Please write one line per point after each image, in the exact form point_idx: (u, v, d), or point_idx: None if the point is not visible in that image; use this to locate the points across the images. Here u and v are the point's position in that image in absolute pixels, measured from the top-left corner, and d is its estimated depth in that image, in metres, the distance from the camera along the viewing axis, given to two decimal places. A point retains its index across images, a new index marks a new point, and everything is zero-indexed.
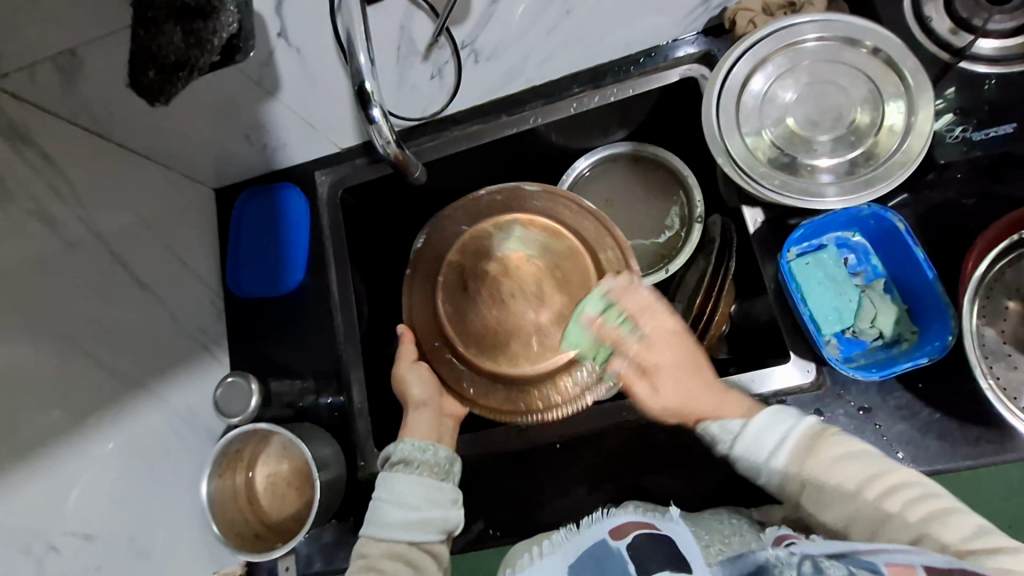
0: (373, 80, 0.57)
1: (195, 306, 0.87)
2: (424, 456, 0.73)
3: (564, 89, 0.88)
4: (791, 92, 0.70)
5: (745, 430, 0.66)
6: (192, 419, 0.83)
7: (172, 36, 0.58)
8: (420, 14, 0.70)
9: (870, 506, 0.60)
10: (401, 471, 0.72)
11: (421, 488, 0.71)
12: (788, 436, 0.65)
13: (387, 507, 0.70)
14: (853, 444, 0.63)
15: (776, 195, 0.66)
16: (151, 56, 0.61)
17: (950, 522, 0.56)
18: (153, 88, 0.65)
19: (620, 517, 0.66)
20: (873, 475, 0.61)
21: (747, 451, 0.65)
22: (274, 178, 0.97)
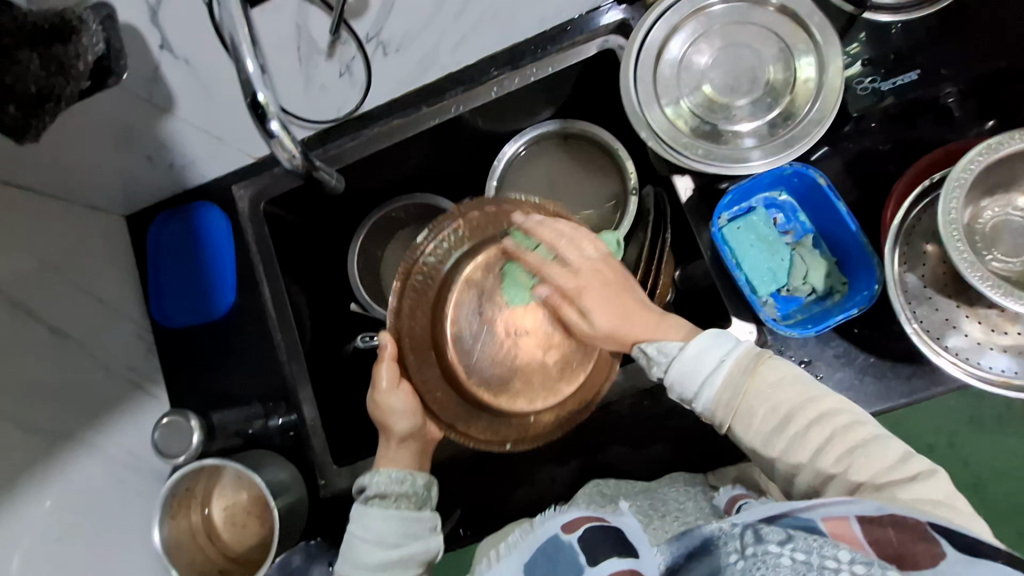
0: (266, 89, 0.53)
1: (120, 344, 0.82)
2: (402, 488, 0.70)
3: (482, 74, 0.85)
4: (706, 59, 0.69)
5: (682, 352, 0.63)
6: (134, 463, 0.78)
7: (29, 64, 0.50)
8: (314, 9, 0.65)
9: (796, 442, 0.60)
10: (374, 507, 0.69)
11: (400, 522, 0.68)
12: (725, 362, 0.61)
13: (363, 546, 0.67)
14: (786, 372, 0.62)
15: (701, 165, 0.66)
16: (7, 90, 0.50)
17: (863, 449, 0.59)
18: (16, 126, 0.52)
19: (571, 512, 0.63)
20: (807, 402, 0.61)
21: (686, 371, 0.61)
22: (188, 197, 0.90)
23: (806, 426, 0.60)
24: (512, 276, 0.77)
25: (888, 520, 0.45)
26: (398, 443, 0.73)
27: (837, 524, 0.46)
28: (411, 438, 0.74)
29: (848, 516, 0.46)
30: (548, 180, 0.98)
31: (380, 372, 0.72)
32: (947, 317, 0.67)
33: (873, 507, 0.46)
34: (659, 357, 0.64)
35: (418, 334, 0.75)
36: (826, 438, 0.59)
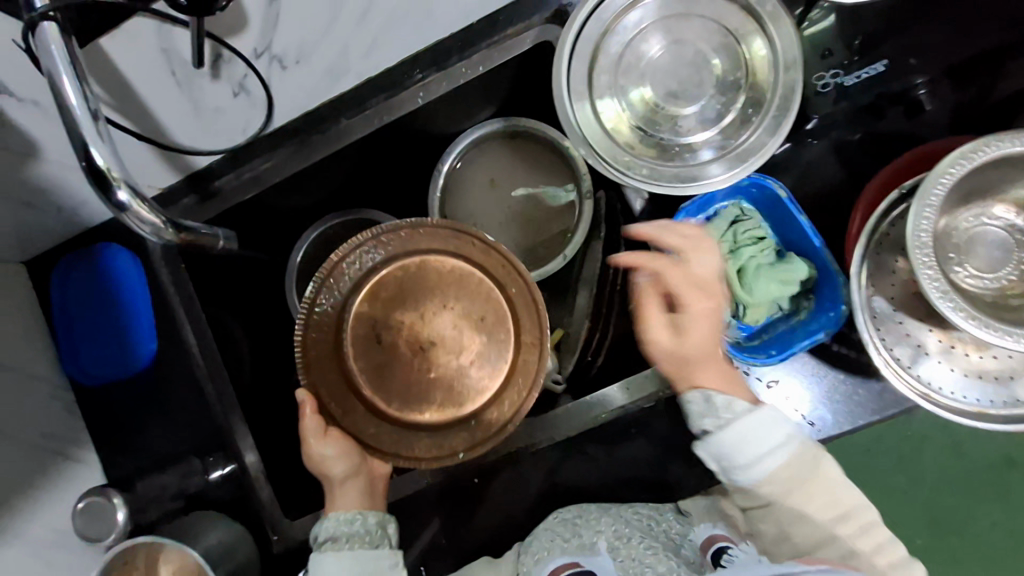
0: (105, 147, 0.44)
1: (34, 412, 0.74)
2: (351, 528, 0.66)
3: (406, 77, 0.75)
4: (647, 58, 0.62)
5: (713, 403, 0.61)
6: (64, 540, 0.72)
7: None
8: (177, 31, 0.55)
9: (805, 502, 0.61)
10: (330, 553, 0.65)
11: (355, 564, 0.64)
12: (785, 445, 0.60)
13: None
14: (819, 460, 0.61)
15: (649, 185, 0.61)
16: None
17: (846, 488, 0.62)
18: None
19: (552, 562, 0.68)
20: (821, 450, 0.62)
21: (747, 440, 0.59)
22: (92, 237, 0.81)
23: (810, 487, 0.61)
24: (405, 299, 0.73)
25: None
26: (339, 485, 0.68)
27: None
28: (358, 477, 0.70)
29: None
30: (487, 181, 0.88)
31: (306, 425, 0.67)
32: (917, 340, 0.64)
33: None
34: (692, 417, 0.63)
35: (324, 381, 0.70)
36: (824, 493, 0.61)
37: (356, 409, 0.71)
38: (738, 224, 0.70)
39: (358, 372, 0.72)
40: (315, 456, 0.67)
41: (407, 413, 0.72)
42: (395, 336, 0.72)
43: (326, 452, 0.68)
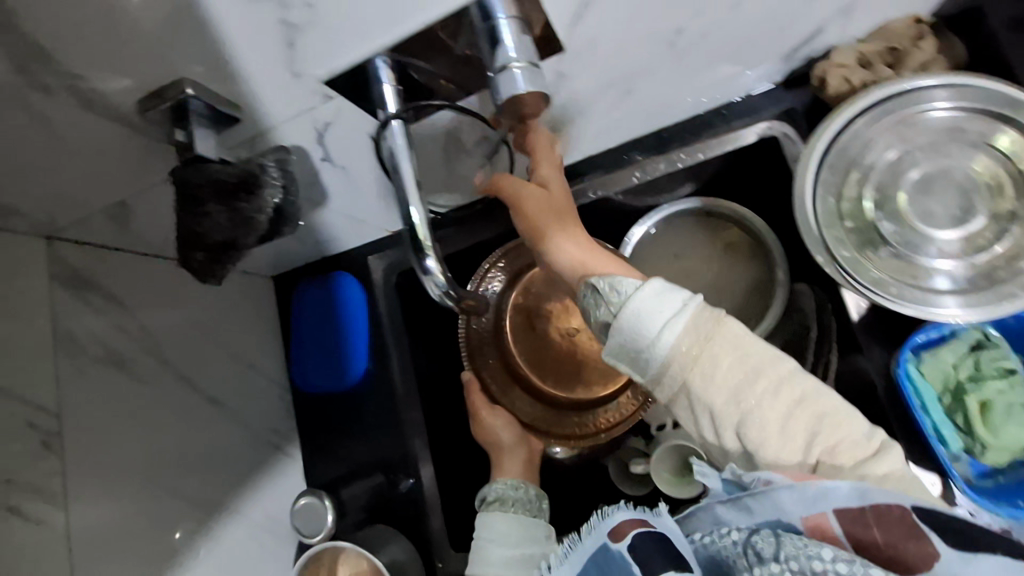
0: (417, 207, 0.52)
1: (264, 408, 0.87)
2: (516, 494, 0.75)
3: (625, 157, 0.79)
4: (914, 172, 0.58)
5: (639, 292, 0.55)
6: (271, 526, 0.83)
7: (218, 217, 0.54)
8: (466, 120, 0.64)
9: (794, 418, 0.51)
10: (493, 511, 0.73)
11: (520, 526, 0.72)
12: (685, 305, 0.54)
13: (488, 545, 0.70)
14: (743, 331, 0.53)
15: (891, 305, 0.56)
16: (200, 238, 0.54)
17: (825, 420, 0.51)
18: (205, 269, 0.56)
19: (614, 515, 0.49)
20: (771, 363, 0.52)
21: (644, 312, 0.54)
22: (326, 265, 0.94)
23: (811, 416, 0.51)
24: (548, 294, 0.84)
25: (868, 512, 0.42)
26: (510, 451, 0.79)
27: (816, 518, 0.43)
28: (521, 448, 0.80)
29: (827, 511, 0.43)
30: (671, 256, 0.87)
31: (476, 401, 0.81)
32: None
33: (845, 488, 0.42)
34: (630, 321, 0.54)
35: (496, 365, 0.83)
36: (823, 435, 0.50)
37: (510, 388, 0.83)
38: (983, 349, 0.64)
39: (517, 351, 0.83)
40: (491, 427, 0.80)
41: (553, 390, 0.83)
42: (542, 322, 0.84)
43: (496, 423, 0.80)
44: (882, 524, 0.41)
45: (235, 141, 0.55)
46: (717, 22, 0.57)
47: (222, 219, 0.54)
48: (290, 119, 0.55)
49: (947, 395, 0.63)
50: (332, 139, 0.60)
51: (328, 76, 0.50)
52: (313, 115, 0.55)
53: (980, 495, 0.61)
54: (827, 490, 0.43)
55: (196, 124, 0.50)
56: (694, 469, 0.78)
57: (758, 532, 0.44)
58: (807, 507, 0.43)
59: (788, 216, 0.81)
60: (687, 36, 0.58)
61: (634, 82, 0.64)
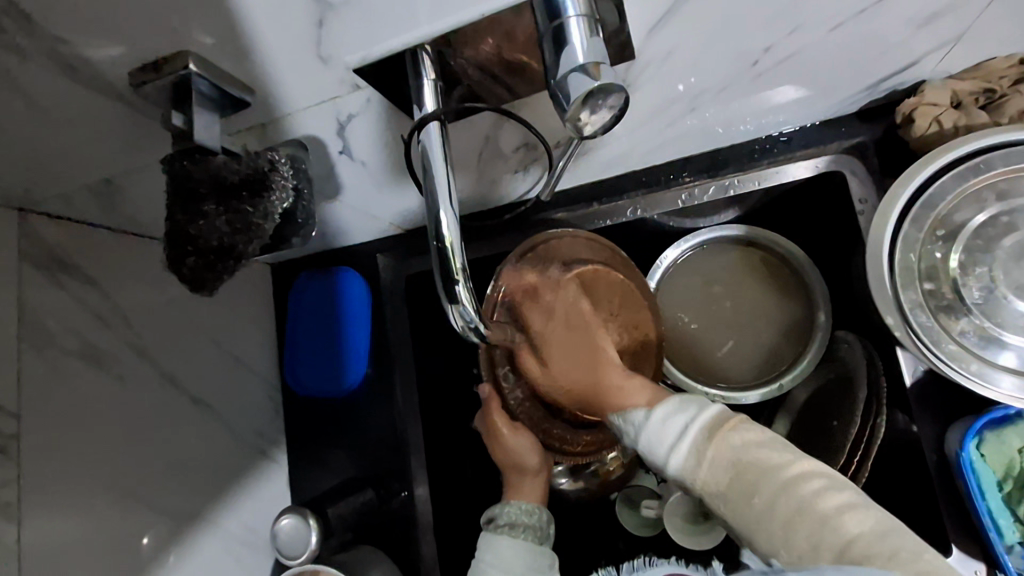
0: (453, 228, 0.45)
1: (252, 408, 0.81)
2: (529, 520, 0.65)
3: (673, 176, 0.72)
4: (1009, 236, 0.51)
5: (647, 422, 0.52)
6: (251, 538, 0.77)
7: (215, 220, 0.47)
8: (509, 123, 0.57)
9: (795, 528, 0.44)
10: (502, 535, 0.64)
11: (528, 555, 0.63)
12: (689, 427, 0.50)
13: (489, 572, 0.61)
14: (759, 435, 0.48)
15: (966, 383, 0.50)
16: (193, 241, 0.47)
17: (830, 524, 0.43)
18: (195, 278, 0.49)
19: None
20: (775, 466, 0.46)
21: (665, 419, 0.51)
22: (332, 259, 0.87)
23: (801, 517, 0.44)
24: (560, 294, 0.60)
25: None
26: (531, 477, 0.66)
27: None
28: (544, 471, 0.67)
29: None
30: (702, 283, 0.80)
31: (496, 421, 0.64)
32: None
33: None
34: (648, 435, 0.51)
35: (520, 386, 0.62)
36: (819, 524, 0.43)
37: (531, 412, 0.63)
38: None
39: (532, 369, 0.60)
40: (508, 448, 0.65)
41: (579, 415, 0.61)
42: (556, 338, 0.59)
43: (519, 445, 0.64)
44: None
45: (240, 128, 0.49)
46: (817, 44, 0.53)
47: (220, 220, 0.47)
48: (312, 106, 0.48)
49: (1008, 482, 0.56)
50: (356, 133, 0.52)
51: (359, 64, 0.43)
52: (338, 104, 0.48)
53: None
54: None
55: (200, 108, 0.43)
56: (710, 518, 0.73)
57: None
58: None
59: (840, 257, 0.75)
60: (774, 56, 0.54)
61: (702, 100, 0.59)
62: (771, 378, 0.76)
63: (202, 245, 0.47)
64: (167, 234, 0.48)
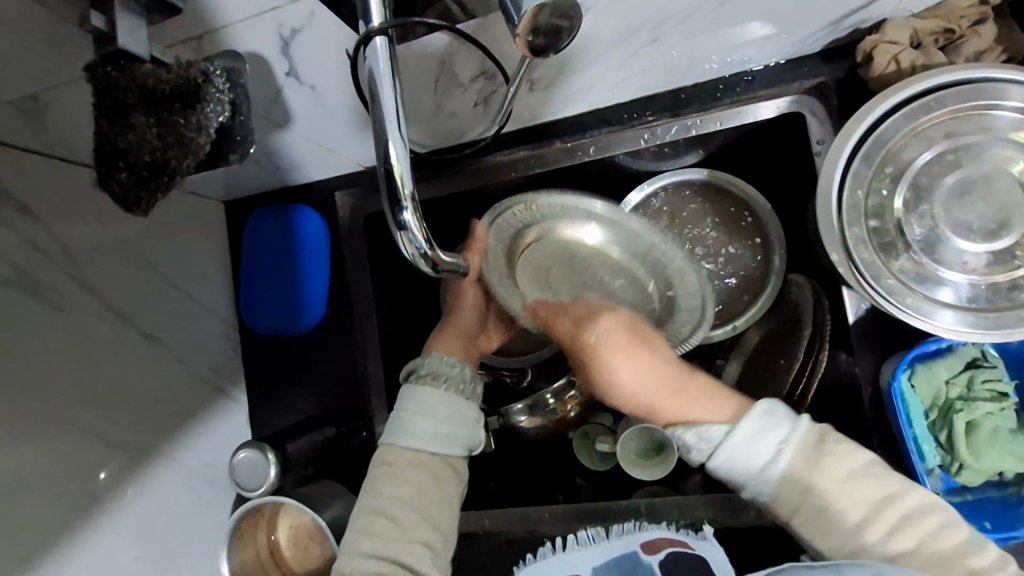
0: (400, 145, 0.42)
1: (207, 347, 0.80)
2: (451, 372, 0.65)
3: (635, 115, 0.72)
4: (952, 173, 0.53)
5: (731, 439, 0.52)
6: (210, 473, 0.78)
7: (144, 133, 0.44)
8: (466, 47, 0.56)
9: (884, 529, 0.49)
10: (426, 386, 0.64)
11: (451, 405, 0.63)
12: (784, 444, 0.51)
13: (412, 419, 0.62)
14: (857, 458, 0.51)
15: (903, 316, 0.51)
16: (121, 155, 0.44)
17: (888, 527, 0.49)
18: (126, 198, 0.46)
19: (652, 532, 0.64)
20: (876, 493, 0.50)
21: (750, 447, 0.51)
22: (291, 195, 0.85)
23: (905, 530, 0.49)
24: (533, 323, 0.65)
25: None
26: (457, 333, 0.71)
27: None
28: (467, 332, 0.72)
29: None
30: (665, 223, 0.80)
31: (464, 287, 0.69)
32: None
33: None
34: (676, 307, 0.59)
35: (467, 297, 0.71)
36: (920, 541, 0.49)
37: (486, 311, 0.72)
38: (978, 368, 0.59)
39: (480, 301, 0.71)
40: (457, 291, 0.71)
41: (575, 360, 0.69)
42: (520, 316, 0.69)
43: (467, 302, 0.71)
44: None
45: (174, 40, 0.46)
46: None
47: (151, 134, 0.44)
48: (251, 17, 0.46)
49: (933, 411, 0.59)
50: (300, 49, 0.50)
51: None
52: (277, 14, 0.47)
53: None
54: None
55: (122, 9, 0.39)
56: (661, 449, 0.77)
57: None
58: None
59: (797, 201, 0.76)
60: None
61: (665, 29, 0.59)
62: (727, 320, 0.77)
63: (133, 161, 0.44)
64: (97, 151, 0.45)
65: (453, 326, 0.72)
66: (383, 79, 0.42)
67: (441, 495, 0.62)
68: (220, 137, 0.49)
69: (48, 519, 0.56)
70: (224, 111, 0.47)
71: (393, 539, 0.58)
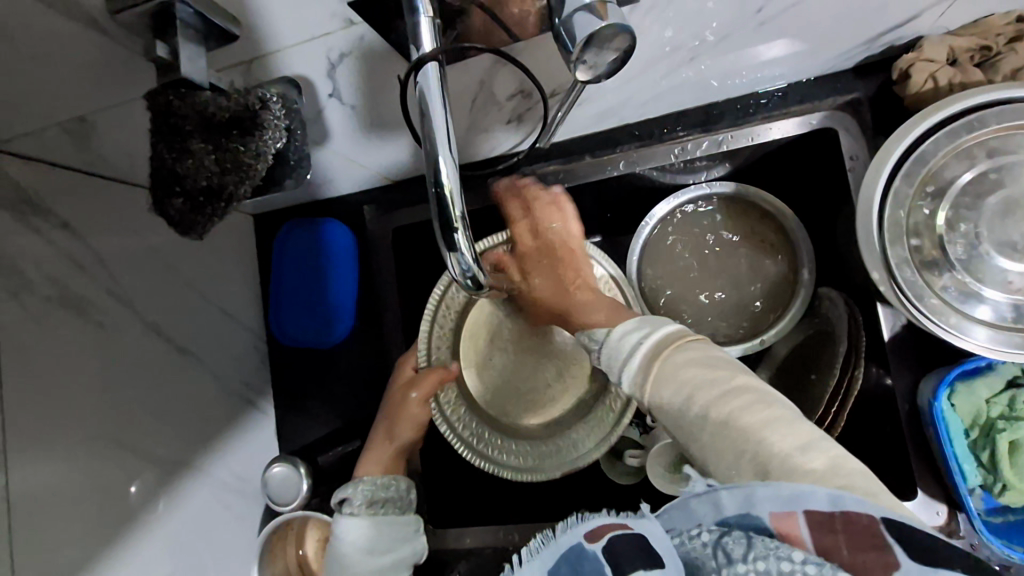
0: (449, 168, 0.42)
1: (237, 360, 0.80)
2: (387, 494, 0.68)
3: (667, 130, 0.72)
4: (994, 192, 0.52)
5: (607, 337, 0.56)
6: (239, 485, 0.78)
7: (203, 159, 0.44)
8: (506, 69, 0.57)
9: (744, 458, 0.42)
10: (362, 515, 0.65)
11: (387, 530, 0.65)
12: (640, 345, 0.52)
13: (350, 557, 0.63)
14: (709, 350, 0.49)
15: (952, 338, 0.51)
16: (180, 181, 0.45)
17: (768, 437, 0.42)
18: (185, 220, 0.47)
19: (592, 519, 0.44)
20: (708, 380, 0.46)
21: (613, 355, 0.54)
22: (318, 209, 0.86)
23: (697, 395, 0.45)
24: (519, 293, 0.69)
25: (838, 521, 0.36)
26: (389, 444, 0.72)
27: (785, 521, 0.37)
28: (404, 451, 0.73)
29: (797, 511, 0.37)
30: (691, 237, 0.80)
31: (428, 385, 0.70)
32: None
33: (820, 496, 0.37)
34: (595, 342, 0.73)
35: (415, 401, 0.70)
36: (741, 438, 0.43)
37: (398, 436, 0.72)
38: (1020, 387, 0.59)
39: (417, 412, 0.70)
40: (401, 403, 0.71)
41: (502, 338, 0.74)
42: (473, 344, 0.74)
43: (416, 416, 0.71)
44: (849, 534, 0.36)
45: (225, 64, 0.48)
46: None
47: (209, 159, 0.44)
48: (298, 43, 0.47)
49: (974, 430, 0.59)
50: (345, 76, 0.51)
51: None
52: (326, 39, 0.47)
53: (988, 533, 0.58)
54: (799, 493, 0.37)
55: (185, 36, 0.40)
56: None
57: (729, 529, 0.39)
58: (781, 506, 0.38)
59: (827, 215, 0.75)
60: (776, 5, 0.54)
61: (702, 50, 0.59)
62: (755, 334, 0.77)
63: (191, 186, 0.45)
64: (152, 173, 0.46)
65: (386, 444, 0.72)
66: (432, 103, 0.42)
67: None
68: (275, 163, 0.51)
69: (88, 535, 0.57)
70: (281, 138, 0.47)
71: None
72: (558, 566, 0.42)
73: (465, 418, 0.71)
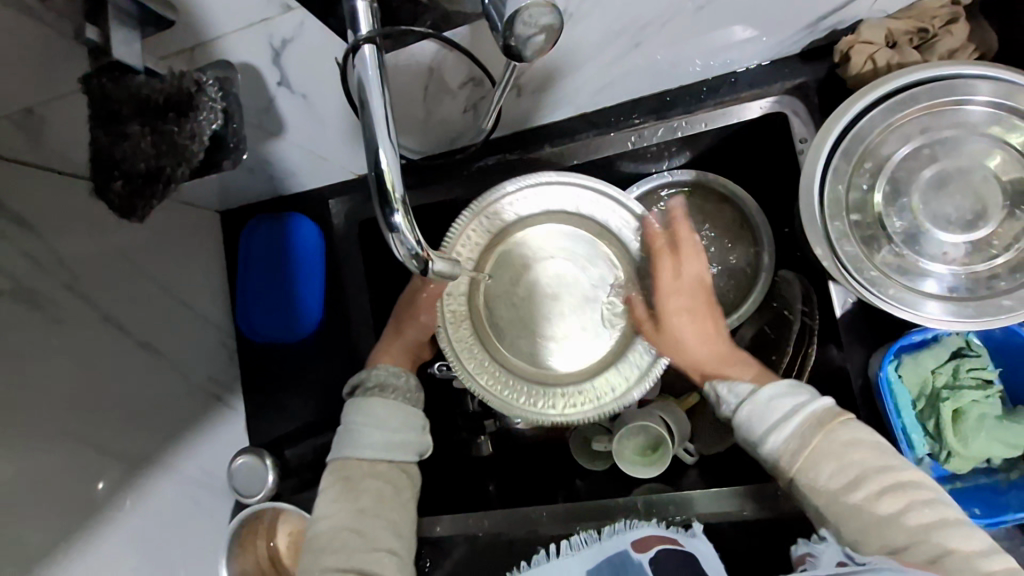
0: (389, 146, 0.43)
1: (204, 356, 0.80)
2: (397, 381, 0.66)
3: (623, 118, 0.74)
4: (929, 167, 0.54)
5: (755, 399, 0.59)
6: (208, 481, 0.78)
7: (139, 143, 0.47)
8: (455, 55, 0.58)
9: (893, 527, 0.50)
10: (373, 396, 0.64)
11: (399, 411, 0.64)
12: (795, 410, 0.57)
13: (362, 432, 0.62)
14: (860, 435, 0.54)
15: (887, 307, 0.52)
16: (118, 164, 0.47)
17: (902, 523, 0.50)
18: (124, 202, 0.50)
19: (640, 531, 0.60)
20: (877, 467, 0.53)
21: (753, 415, 0.58)
22: (285, 205, 0.86)
23: (863, 480, 0.52)
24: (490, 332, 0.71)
25: None
26: (402, 338, 0.73)
27: None
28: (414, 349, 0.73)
29: None
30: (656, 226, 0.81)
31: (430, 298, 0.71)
32: None
33: None
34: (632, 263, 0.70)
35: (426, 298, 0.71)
36: (894, 529, 0.50)
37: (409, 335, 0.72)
38: (963, 358, 0.61)
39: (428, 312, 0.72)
40: (417, 303, 0.72)
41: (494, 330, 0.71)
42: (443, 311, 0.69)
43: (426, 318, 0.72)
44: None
45: (167, 52, 0.47)
46: None
47: (145, 143, 0.47)
48: (239, 30, 0.47)
49: (921, 400, 0.61)
50: (292, 60, 0.52)
51: None
52: (268, 27, 0.48)
53: None
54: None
55: (115, 21, 0.41)
56: (657, 448, 0.78)
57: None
58: None
59: (782, 198, 0.77)
60: None
61: (647, 34, 0.60)
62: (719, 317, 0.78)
63: (129, 170, 0.47)
64: (94, 159, 0.48)
65: (398, 339, 0.73)
66: (372, 83, 0.43)
67: (396, 503, 0.62)
68: (213, 145, 0.52)
69: (47, 530, 0.56)
70: (217, 119, 0.49)
71: (357, 550, 0.58)
72: (600, 566, 0.57)
73: (476, 357, 0.69)
